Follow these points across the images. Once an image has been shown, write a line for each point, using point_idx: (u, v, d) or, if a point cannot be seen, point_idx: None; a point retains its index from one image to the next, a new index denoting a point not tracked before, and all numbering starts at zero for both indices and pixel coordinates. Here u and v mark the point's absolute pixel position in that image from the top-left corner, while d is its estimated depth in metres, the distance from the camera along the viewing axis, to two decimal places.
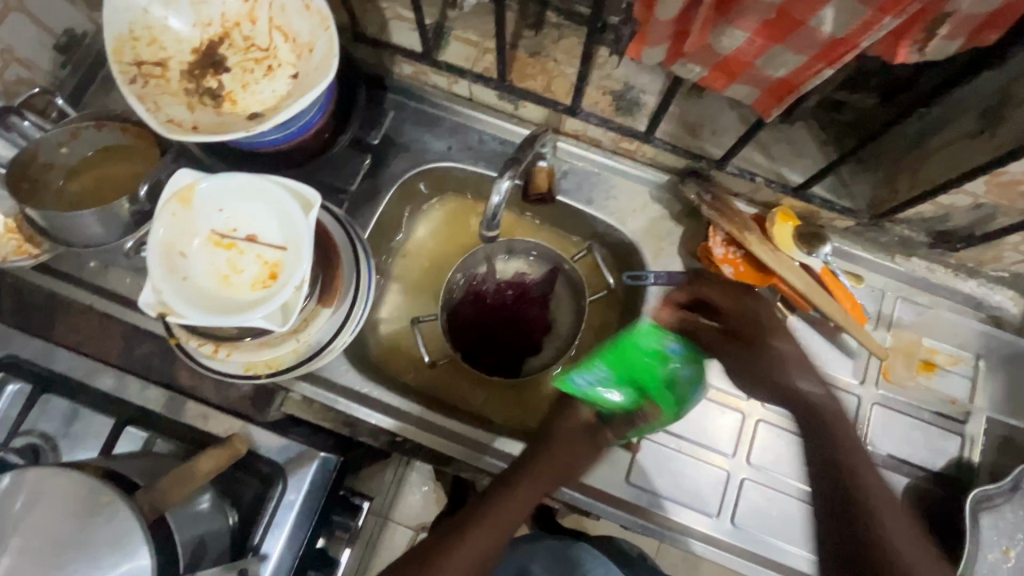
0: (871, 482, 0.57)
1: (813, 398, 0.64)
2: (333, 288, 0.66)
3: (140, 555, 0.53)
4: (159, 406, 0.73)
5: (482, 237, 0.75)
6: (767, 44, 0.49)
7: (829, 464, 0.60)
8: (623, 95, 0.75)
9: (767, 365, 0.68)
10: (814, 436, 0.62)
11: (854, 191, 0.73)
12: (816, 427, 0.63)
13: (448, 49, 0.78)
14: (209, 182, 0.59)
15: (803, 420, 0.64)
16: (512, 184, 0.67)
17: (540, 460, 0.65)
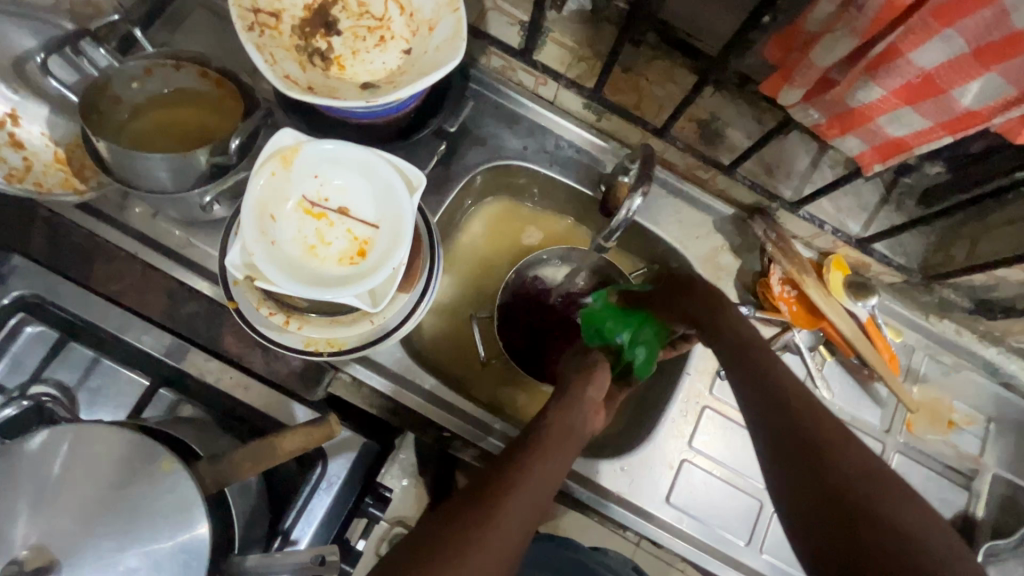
0: (807, 404, 0.56)
1: (740, 333, 0.64)
2: (412, 273, 0.64)
3: (199, 526, 0.49)
4: (197, 370, 0.69)
5: (596, 246, 0.76)
6: (898, 104, 0.51)
7: (762, 387, 0.59)
8: (708, 125, 0.77)
9: (715, 308, 0.67)
10: (742, 368, 0.61)
11: (909, 250, 0.78)
12: (747, 361, 0.62)
13: (542, 50, 0.77)
14: (314, 147, 0.57)
15: (729, 350, 0.64)
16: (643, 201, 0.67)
17: (568, 394, 0.67)
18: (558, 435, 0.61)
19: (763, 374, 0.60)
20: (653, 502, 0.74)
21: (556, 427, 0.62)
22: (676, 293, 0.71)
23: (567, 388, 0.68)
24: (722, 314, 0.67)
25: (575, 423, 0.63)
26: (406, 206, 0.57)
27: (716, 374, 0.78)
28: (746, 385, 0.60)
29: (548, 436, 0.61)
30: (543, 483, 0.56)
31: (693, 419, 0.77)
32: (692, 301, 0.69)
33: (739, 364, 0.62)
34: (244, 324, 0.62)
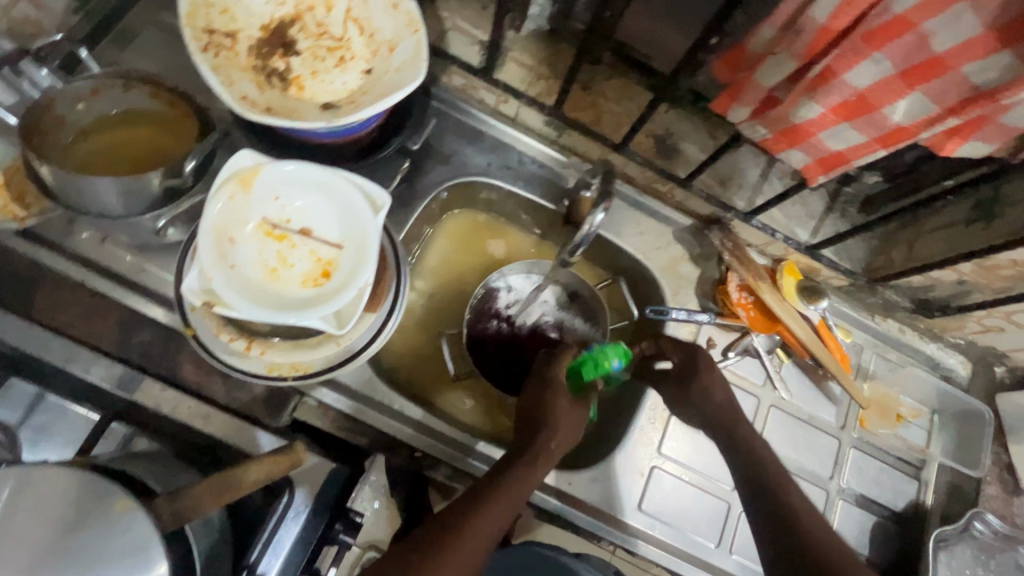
0: (824, 529, 0.59)
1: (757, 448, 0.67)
2: (378, 294, 0.64)
3: (157, 566, 0.47)
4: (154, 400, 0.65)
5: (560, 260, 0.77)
6: (837, 121, 0.54)
7: (775, 506, 0.61)
8: (664, 140, 0.80)
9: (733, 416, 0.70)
10: (762, 482, 0.64)
11: (853, 255, 0.82)
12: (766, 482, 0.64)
13: (503, 69, 0.79)
14: (273, 168, 0.56)
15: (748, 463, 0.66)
16: (605, 216, 0.67)
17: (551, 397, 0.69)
18: (544, 453, 0.64)
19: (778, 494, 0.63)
20: (627, 513, 0.74)
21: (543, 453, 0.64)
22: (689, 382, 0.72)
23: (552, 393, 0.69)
24: (735, 423, 0.70)
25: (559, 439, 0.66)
26: (373, 224, 0.57)
27: None
28: (758, 505, 0.63)
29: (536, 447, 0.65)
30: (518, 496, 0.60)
31: (661, 426, 0.79)
32: (715, 406, 0.71)
33: (758, 479, 0.64)
34: (203, 352, 0.60)
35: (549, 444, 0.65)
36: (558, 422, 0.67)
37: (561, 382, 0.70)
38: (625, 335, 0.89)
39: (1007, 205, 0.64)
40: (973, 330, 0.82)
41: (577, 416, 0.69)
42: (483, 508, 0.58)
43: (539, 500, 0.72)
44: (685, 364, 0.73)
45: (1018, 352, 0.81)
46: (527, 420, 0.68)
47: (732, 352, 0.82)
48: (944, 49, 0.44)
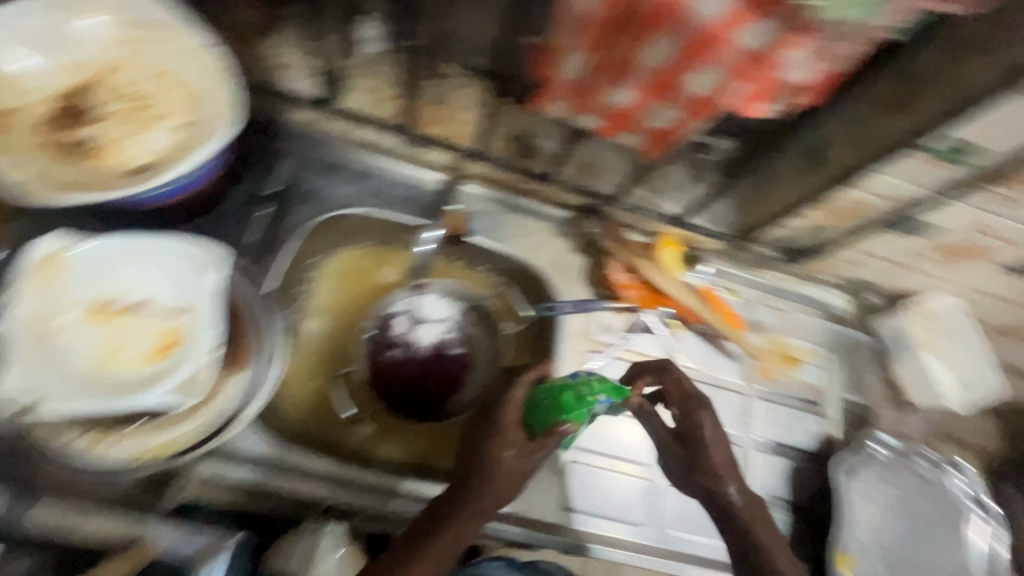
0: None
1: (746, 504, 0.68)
2: (240, 351, 0.63)
3: None
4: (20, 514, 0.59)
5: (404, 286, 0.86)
6: (650, 100, 0.57)
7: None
8: (522, 140, 0.81)
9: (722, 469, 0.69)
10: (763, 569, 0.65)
11: (720, 219, 0.87)
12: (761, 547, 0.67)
13: (350, 98, 0.79)
14: (92, 245, 0.53)
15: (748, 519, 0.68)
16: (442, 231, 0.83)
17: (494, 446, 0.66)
18: (477, 510, 0.64)
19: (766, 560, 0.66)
20: (551, 516, 0.75)
21: (476, 509, 0.64)
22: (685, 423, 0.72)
23: (498, 437, 0.67)
24: (724, 485, 0.68)
25: (496, 492, 0.65)
26: (216, 283, 0.56)
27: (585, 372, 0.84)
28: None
29: (472, 503, 0.64)
30: (445, 552, 0.63)
31: None
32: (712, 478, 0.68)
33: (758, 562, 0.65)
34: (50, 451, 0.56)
35: (483, 502, 0.64)
36: (497, 477, 0.65)
37: (508, 432, 0.67)
38: (526, 338, 0.88)
39: (829, 148, 0.67)
40: (839, 267, 0.87)
41: (526, 466, 0.66)
42: (413, 565, 0.61)
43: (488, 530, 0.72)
44: (687, 427, 0.71)
45: (883, 279, 0.87)
46: (466, 471, 0.66)
47: (629, 332, 0.86)
48: (711, 24, 0.47)
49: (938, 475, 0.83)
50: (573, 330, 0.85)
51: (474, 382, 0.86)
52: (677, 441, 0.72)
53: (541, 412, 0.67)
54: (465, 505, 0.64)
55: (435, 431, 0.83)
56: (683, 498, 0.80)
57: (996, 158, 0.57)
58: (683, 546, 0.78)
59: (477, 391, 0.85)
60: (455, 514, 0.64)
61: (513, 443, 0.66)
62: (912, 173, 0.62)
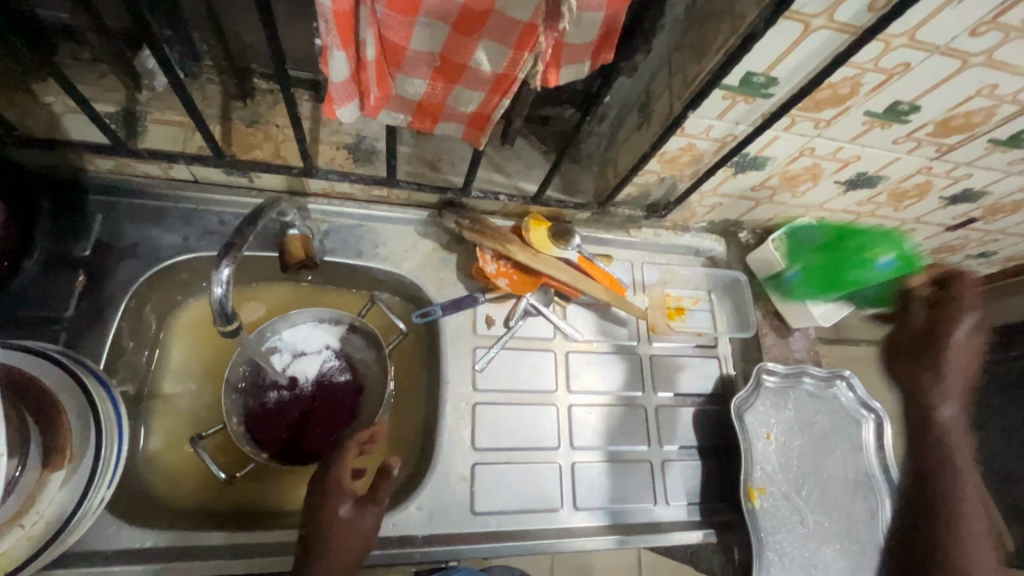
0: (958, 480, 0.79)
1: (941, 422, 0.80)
2: (63, 444, 0.56)
3: None
4: None
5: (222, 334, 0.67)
6: (448, 87, 0.53)
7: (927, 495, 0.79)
8: (358, 147, 0.77)
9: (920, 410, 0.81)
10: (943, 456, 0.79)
11: (581, 188, 0.85)
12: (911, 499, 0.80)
13: (146, 135, 0.70)
14: None
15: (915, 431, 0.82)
16: (233, 271, 0.63)
17: (322, 506, 0.63)
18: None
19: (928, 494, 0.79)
20: (462, 528, 0.72)
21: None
22: (931, 329, 0.78)
23: (327, 495, 0.64)
24: (939, 405, 0.79)
25: (335, 550, 0.61)
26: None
27: (474, 371, 0.79)
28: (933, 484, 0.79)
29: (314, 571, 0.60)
30: None
31: (469, 422, 0.77)
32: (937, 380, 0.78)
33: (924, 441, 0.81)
34: None
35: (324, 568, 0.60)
36: (335, 537, 0.61)
37: (341, 487, 0.64)
38: (411, 347, 0.86)
39: (655, 100, 0.68)
40: (703, 212, 0.89)
41: (363, 521, 0.63)
42: None
43: (390, 558, 0.68)
44: (920, 334, 0.79)
45: (745, 216, 0.90)
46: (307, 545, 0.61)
47: (513, 320, 0.82)
48: None
49: (826, 390, 0.87)
50: (455, 331, 0.81)
51: (365, 407, 0.81)
52: (914, 340, 0.80)
53: (811, 244, 0.88)
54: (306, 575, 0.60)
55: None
56: (597, 470, 0.80)
57: (790, 86, 0.58)
58: (616, 517, 0.78)
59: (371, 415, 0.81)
60: None
61: (348, 497, 0.64)
62: (727, 113, 0.63)
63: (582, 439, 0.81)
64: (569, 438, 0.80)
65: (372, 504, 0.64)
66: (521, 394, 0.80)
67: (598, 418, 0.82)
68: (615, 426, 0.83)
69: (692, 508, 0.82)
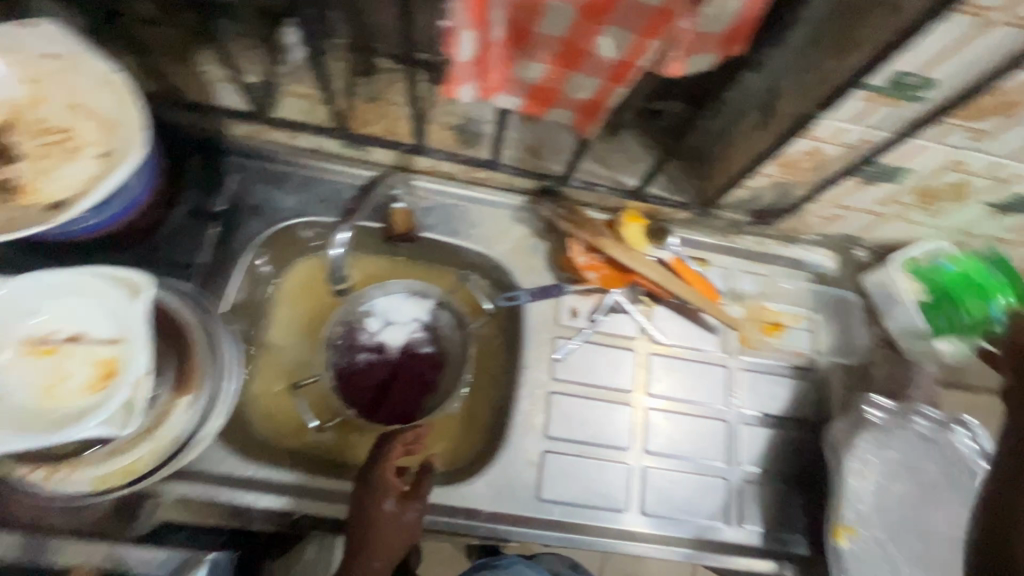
0: None
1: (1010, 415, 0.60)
2: (190, 372, 0.62)
3: None
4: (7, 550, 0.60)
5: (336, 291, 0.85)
6: (565, 72, 0.53)
7: None
8: (465, 128, 0.78)
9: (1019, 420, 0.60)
10: None
11: (684, 187, 0.81)
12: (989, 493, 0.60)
13: (281, 106, 0.77)
14: (15, 287, 0.53)
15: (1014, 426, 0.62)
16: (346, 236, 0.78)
17: (368, 502, 0.67)
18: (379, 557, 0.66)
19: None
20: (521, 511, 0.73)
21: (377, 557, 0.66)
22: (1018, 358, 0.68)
23: (371, 492, 0.67)
24: None
25: (387, 538, 0.66)
26: (145, 311, 0.54)
27: (552, 360, 0.80)
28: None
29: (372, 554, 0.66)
30: None
31: (543, 409, 0.78)
32: None
33: None
34: (18, 487, 0.57)
35: (375, 562, 0.66)
36: (382, 529, 0.66)
37: (386, 484, 0.67)
38: (494, 328, 0.87)
39: (779, 99, 0.62)
40: (817, 223, 0.82)
41: (408, 515, 0.67)
42: None
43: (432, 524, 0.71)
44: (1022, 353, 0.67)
45: (867, 232, 0.82)
46: (357, 539, 0.66)
47: (597, 314, 0.81)
48: None
49: (942, 435, 0.77)
50: (538, 318, 0.81)
51: (445, 380, 0.85)
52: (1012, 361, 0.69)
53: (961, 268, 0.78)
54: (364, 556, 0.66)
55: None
56: (667, 478, 0.77)
57: (949, 89, 0.52)
58: (682, 529, 0.76)
59: (450, 387, 0.84)
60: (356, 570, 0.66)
61: (393, 491, 0.67)
62: (865, 116, 0.57)
63: (655, 444, 0.78)
64: (642, 441, 0.78)
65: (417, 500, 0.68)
66: (597, 389, 0.79)
67: (674, 426, 0.80)
68: (690, 436, 0.80)
69: (767, 536, 0.77)
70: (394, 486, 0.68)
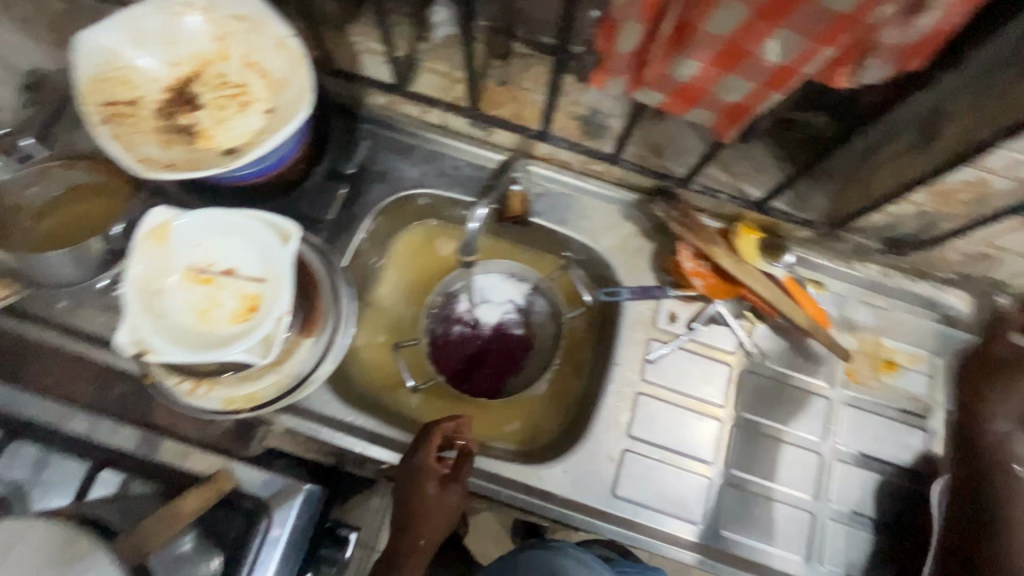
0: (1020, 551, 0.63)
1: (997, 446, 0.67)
2: (314, 318, 0.68)
3: None
4: (133, 446, 0.67)
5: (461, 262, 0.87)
6: (720, 73, 0.52)
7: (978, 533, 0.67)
8: (590, 120, 0.78)
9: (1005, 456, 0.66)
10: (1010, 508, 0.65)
11: (811, 204, 0.77)
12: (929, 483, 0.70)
13: (418, 80, 0.80)
14: (186, 220, 0.60)
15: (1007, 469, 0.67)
16: (486, 211, 0.78)
17: (410, 485, 0.69)
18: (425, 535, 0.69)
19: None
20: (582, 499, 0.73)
21: (423, 533, 0.69)
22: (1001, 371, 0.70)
23: (412, 476, 0.69)
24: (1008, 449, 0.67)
25: (429, 518, 0.69)
26: (291, 259, 0.59)
27: (645, 361, 0.79)
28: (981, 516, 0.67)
29: (418, 532, 0.69)
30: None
31: (629, 408, 0.77)
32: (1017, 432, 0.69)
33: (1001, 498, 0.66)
34: (163, 396, 0.65)
35: (420, 540, 0.69)
36: (426, 510, 0.69)
37: (427, 469, 0.69)
38: (587, 320, 0.87)
39: (946, 121, 0.57)
40: (959, 261, 0.75)
41: (449, 497, 0.69)
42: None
43: (480, 489, 0.73)
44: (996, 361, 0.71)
45: (1018, 279, 0.74)
46: (403, 518, 0.69)
47: (697, 323, 0.80)
48: None
49: None
50: (635, 317, 0.81)
51: (532, 363, 0.87)
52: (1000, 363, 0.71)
53: None
54: (410, 534, 0.69)
55: (491, 410, 0.84)
56: (746, 500, 0.75)
57: None
58: (755, 555, 0.73)
59: (536, 371, 0.87)
60: (404, 545, 0.69)
61: (435, 476, 0.69)
62: None
63: (739, 464, 0.76)
64: (726, 458, 0.76)
65: (456, 487, 0.69)
66: (687, 398, 0.78)
67: (762, 448, 0.77)
68: (777, 461, 0.77)
69: None
70: (436, 472, 0.69)
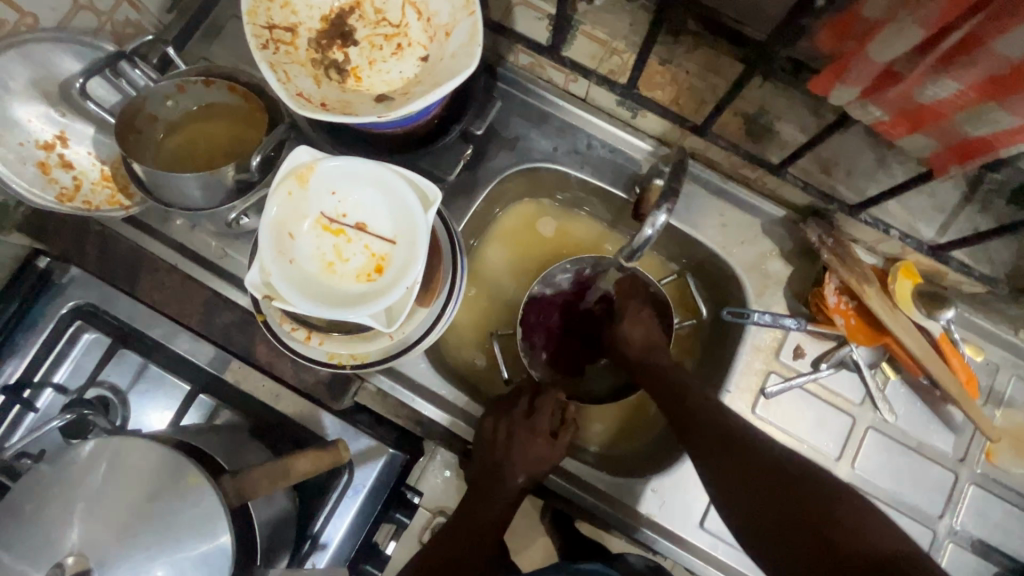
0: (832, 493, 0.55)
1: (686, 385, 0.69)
2: (431, 287, 0.64)
3: (204, 543, 0.51)
4: (204, 360, 0.73)
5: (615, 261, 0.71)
6: (980, 100, 0.43)
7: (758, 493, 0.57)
8: (756, 120, 0.69)
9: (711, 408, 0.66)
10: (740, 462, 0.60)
11: (995, 258, 0.67)
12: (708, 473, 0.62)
13: (572, 44, 0.71)
14: (329, 164, 0.56)
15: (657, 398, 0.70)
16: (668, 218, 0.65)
17: (513, 431, 0.70)
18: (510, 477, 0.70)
19: (725, 456, 0.61)
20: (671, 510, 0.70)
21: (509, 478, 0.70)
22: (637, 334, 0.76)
23: (518, 423, 0.70)
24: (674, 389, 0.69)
25: (520, 465, 0.69)
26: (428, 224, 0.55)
27: (760, 394, 0.73)
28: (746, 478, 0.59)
29: (504, 474, 0.70)
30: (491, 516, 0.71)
31: None
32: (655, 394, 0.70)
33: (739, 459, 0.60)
34: (272, 337, 0.64)
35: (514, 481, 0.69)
36: (518, 457, 0.69)
37: (535, 425, 0.70)
38: (692, 332, 0.84)
39: None
40: None
41: (546, 455, 0.69)
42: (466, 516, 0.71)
43: (559, 488, 0.72)
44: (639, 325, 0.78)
45: None
46: (495, 458, 0.70)
47: (826, 364, 0.72)
48: None
49: None
50: (756, 344, 0.74)
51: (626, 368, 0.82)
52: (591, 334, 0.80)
53: None
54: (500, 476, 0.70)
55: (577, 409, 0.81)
56: None
57: None
58: None
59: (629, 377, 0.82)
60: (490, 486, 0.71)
61: (540, 431, 0.70)
62: None
63: None
64: None
65: (554, 449, 0.69)
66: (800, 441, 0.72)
67: None
68: None
69: None
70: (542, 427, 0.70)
